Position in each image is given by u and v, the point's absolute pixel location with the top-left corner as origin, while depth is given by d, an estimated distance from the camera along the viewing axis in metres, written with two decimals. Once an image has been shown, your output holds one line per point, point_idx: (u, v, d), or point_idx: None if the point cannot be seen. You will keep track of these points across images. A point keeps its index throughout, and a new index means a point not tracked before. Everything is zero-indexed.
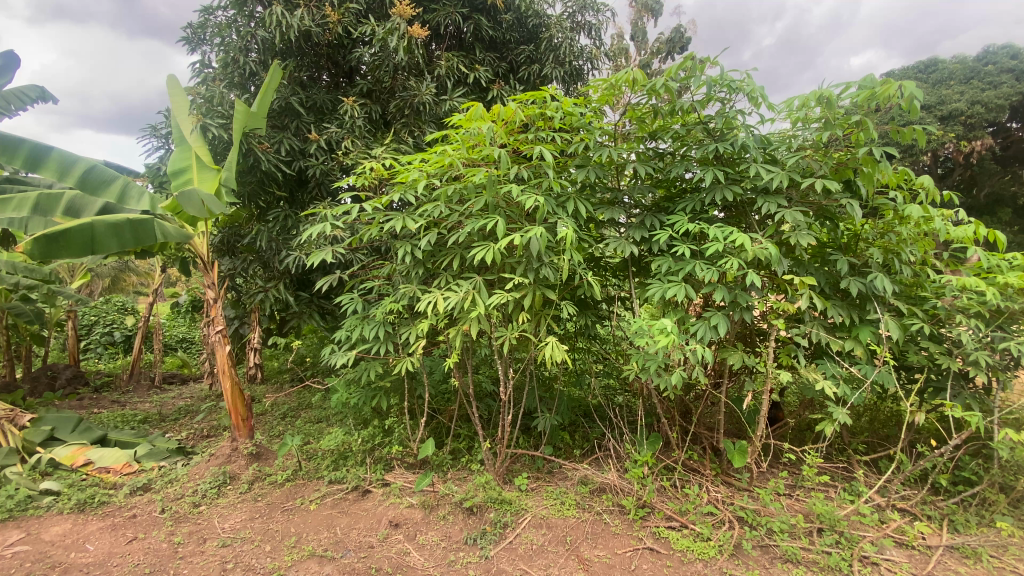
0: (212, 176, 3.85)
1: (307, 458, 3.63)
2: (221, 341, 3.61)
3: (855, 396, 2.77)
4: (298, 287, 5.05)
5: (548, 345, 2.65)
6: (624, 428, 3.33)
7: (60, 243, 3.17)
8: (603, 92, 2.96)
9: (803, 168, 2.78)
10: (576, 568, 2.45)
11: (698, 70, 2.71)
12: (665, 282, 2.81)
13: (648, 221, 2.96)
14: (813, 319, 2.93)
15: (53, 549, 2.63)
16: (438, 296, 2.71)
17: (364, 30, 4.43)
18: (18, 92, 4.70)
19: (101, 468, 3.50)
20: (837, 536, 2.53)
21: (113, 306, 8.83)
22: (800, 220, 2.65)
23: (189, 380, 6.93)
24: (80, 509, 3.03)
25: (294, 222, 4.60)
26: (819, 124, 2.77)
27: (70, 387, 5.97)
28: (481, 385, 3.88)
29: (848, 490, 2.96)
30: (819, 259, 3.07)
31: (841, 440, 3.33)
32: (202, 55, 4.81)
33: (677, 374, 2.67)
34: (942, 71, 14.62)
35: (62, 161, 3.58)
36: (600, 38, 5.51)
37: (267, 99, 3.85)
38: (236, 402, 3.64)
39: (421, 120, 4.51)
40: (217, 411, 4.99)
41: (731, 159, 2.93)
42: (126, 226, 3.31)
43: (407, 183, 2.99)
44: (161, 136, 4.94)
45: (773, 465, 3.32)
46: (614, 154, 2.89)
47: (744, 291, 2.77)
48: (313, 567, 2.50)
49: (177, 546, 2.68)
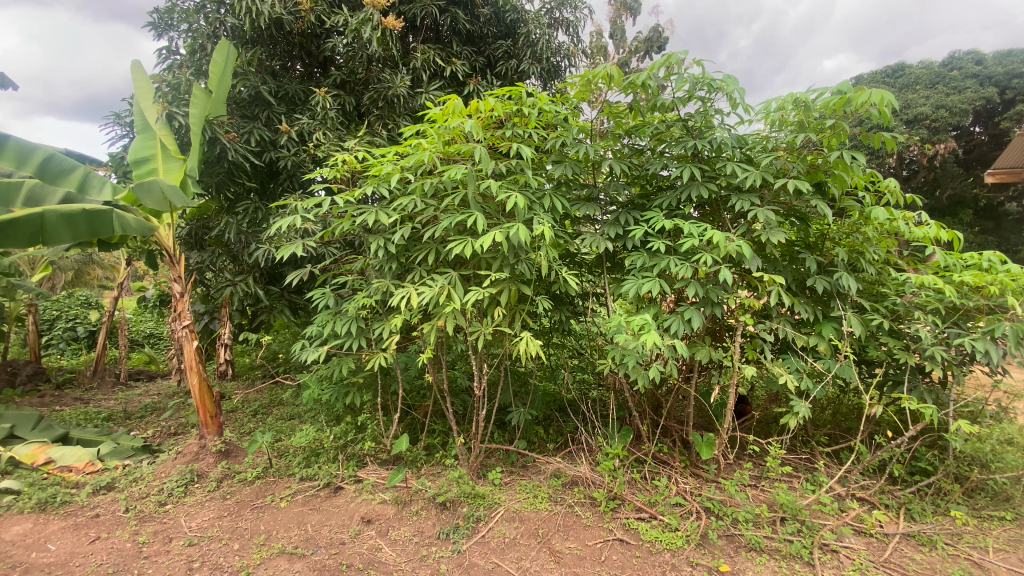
0: (178, 167, 3.73)
1: (278, 455, 3.57)
2: (188, 336, 3.52)
3: (817, 389, 2.88)
4: (270, 281, 4.95)
5: (522, 340, 2.66)
6: (597, 422, 3.37)
7: (8, 233, 3.08)
8: (580, 88, 2.97)
9: (777, 168, 2.84)
10: (548, 561, 2.48)
11: (679, 67, 2.74)
12: (639, 278, 2.82)
13: (622, 218, 2.99)
14: (780, 315, 3.01)
15: (12, 548, 2.54)
16: (412, 291, 2.68)
17: (337, 20, 4.34)
18: None
19: (62, 467, 3.39)
20: (799, 525, 2.61)
21: (75, 301, 8.54)
22: (771, 219, 2.71)
23: (156, 376, 6.77)
24: (41, 508, 2.93)
25: (264, 215, 4.54)
26: (793, 126, 2.85)
27: (30, 384, 5.77)
28: (455, 381, 3.87)
29: (810, 481, 3.07)
30: (788, 257, 3.14)
31: (806, 432, 3.44)
32: (169, 40, 4.68)
33: (652, 370, 2.69)
34: (908, 76, 15.14)
35: (20, 150, 3.46)
36: (578, 35, 5.52)
37: (225, 81, 3.80)
38: (204, 399, 3.54)
39: (396, 113, 4.47)
40: (185, 408, 4.87)
41: (707, 157, 2.96)
42: (81, 216, 3.21)
43: (381, 177, 2.95)
44: (126, 124, 4.79)
45: (740, 456, 3.41)
46: (591, 150, 2.89)
47: (717, 286, 2.82)
48: (282, 565, 2.47)
49: (141, 546, 2.62)
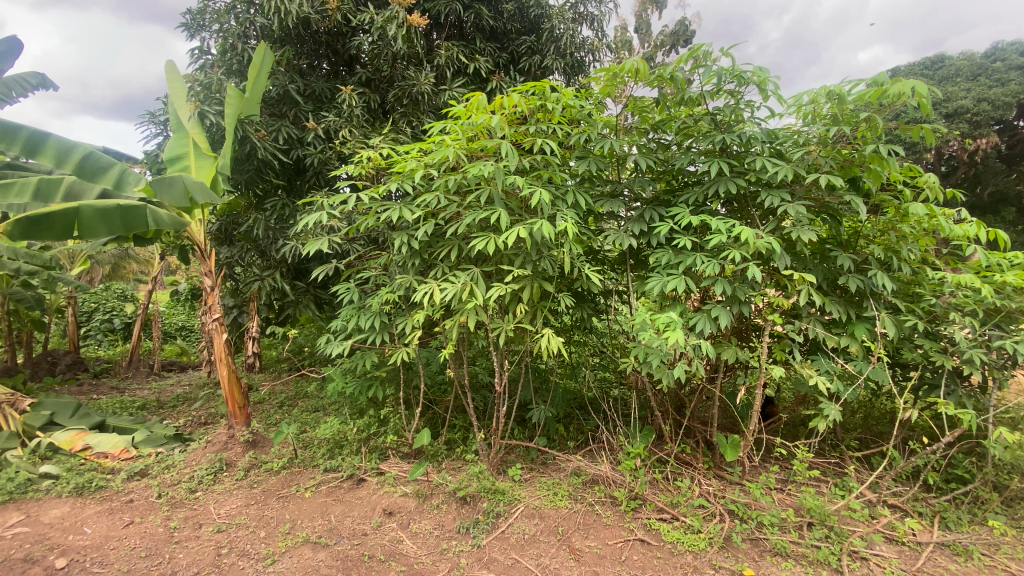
0: (209, 164, 3.83)
1: (303, 446, 3.65)
2: (218, 329, 3.62)
3: (848, 391, 2.80)
4: (296, 276, 5.05)
5: (544, 337, 2.65)
6: (618, 421, 3.34)
7: (43, 226, 3.23)
8: (605, 83, 2.94)
9: (809, 163, 2.77)
10: (568, 558, 2.47)
11: (708, 59, 2.69)
12: (664, 275, 2.77)
13: (647, 215, 2.93)
14: (810, 315, 2.92)
15: (51, 530, 2.66)
16: (435, 287, 2.71)
17: (363, 18, 4.38)
18: (18, 80, 4.53)
19: (99, 453, 3.53)
20: (827, 530, 2.54)
21: (112, 293, 8.87)
22: (803, 215, 2.64)
23: (188, 368, 7.00)
24: (78, 492, 3.06)
25: (291, 212, 4.62)
26: (827, 121, 2.77)
27: (70, 373, 6.02)
28: (477, 376, 3.88)
29: (839, 486, 2.99)
30: (819, 255, 3.06)
31: (834, 436, 3.36)
32: (201, 41, 4.80)
33: (677, 368, 2.65)
34: (948, 68, 14.53)
35: (60, 147, 3.54)
36: (602, 30, 5.46)
37: (259, 82, 3.87)
38: (233, 390, 3.64)
39: (419, 111, 4.50)
40: (215, 399, 5.02)
41: (736, 152, 2.89)
42: (116, 212, 3.33)
43: (405, 173, 2.97)
44: (160, 123, 4.94)
45: (765, 459, 3.34)
46: (616, 146, 2.85)
47: (744, 284, 2.75)
48: (307, 553, 2.52)
49: (173, 531, 2.71)
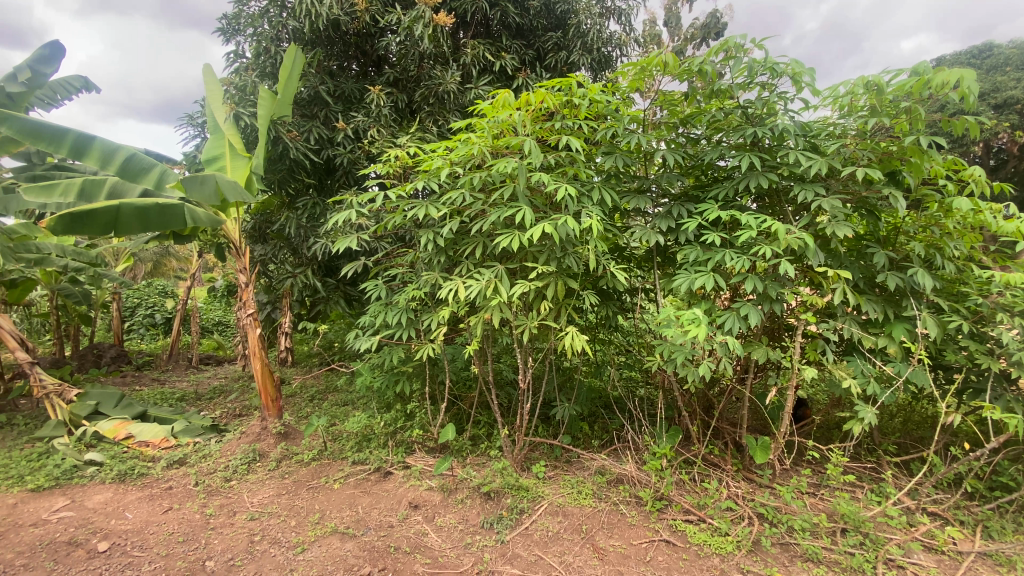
0: (243, 164, 3.96)
1: (333, 439, 3.74)
2: (252, 324, 3.74)
3: (886, 394, 2.69)
4: (326, 273, 5.17)
5: (569, 335, 2.65)
6: (644, 421, 3.30)
7: (85, 221, 3.37)
8: (633, 77, 2.90)
9: (845, 157, 2.68)
10: (592, 557, 2.46)
11: (740, 51, 2.63)
12: (692, 272, 2.71)
13: (676, 211, 2.88)
14: (846, 314, 2.82)
15: (95, 515, 2.80)
16: (460, 284, 2.73)
17: (391, 19, 4.44)
18: (63, 84, 4.74)
19: (141, 442, 3.69)
20: (862, 537, 2.46)
21: (153, 289, 9.26)
22: (838, 210, 2.55)
23: (223, 361, 7.26)
24: (121, 479, 3.22)
25: (322, 210, 4.73)
26: (865, 112, 2.66)
27: (114, 365, 6.32)
28: (501, 373, 3.90)
29: (875, 491, 2.89)
30: (855, 253, 2.95)
31: (871, 441, 3.25)
32: (236, 45, 4.96)
33: (704, 367, 2.60)
34: (998, 56, 13.76)
35: (104, 150, 3.68)
36: (630, 24, 5.39)
37: (291, 83, 3.97)
38: (266, 383, 3.76)
39: (446, 109, 4.53)
40: (249, 392, 5.19)
41: (768, 146, 2.81)
42: (154, 210, 3.49)
43: (431, 171, 3.01)
44: (198, 125, 5.13)
45: (797, 462, 3.25)
46: (643, 141, 2.80)
47: (776, 282, 2.67)
48: (335, 543, 2.59)
49: (209, 518, 2.82)
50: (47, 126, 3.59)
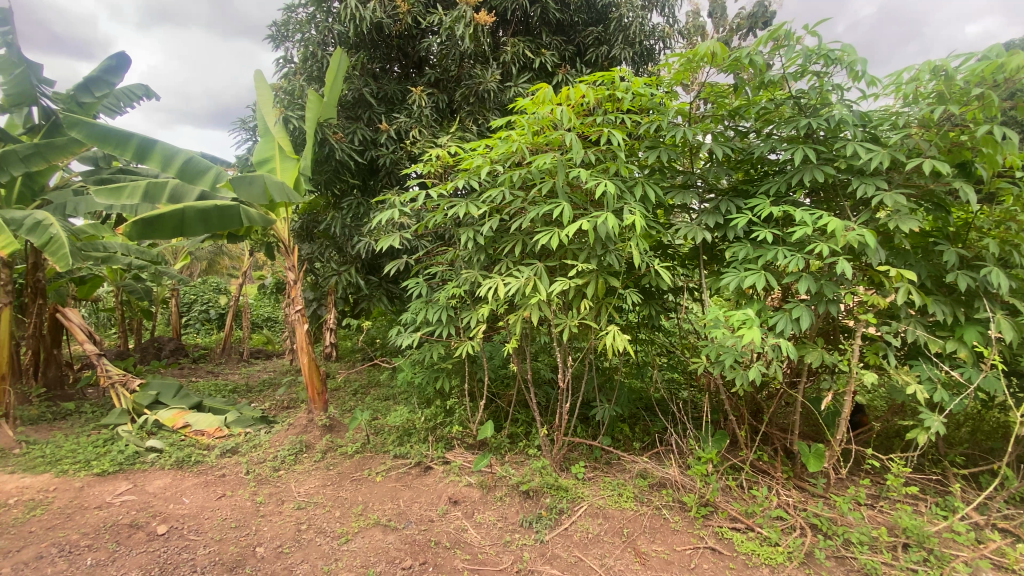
0: (292, 166, 4.11)
1: (375, 432, 3.83)
2: (300, 319, 3.87)
3: (955, 402, 2.51)
4: (369, 271, 5.29)
5: (610, 334, 2.60)
6: (688, 424, 3.20)
7: (156, 226, 3.62)
8: (678, 69, 2.81)
9: (908, 148, 2.51)
10: (633, 561, 2.41)
11: (791, 39, 2.51)
12: (741, 270, 2.61)
13: (723, 206, 2.77)
14: (909, 316, 2.65)
15: (155, 499, 2.98)
16: (499, 281, 2.73)
17: (433, 20, 4.49)
18: (126, 92, 5.01)
19: (197, 431, 3.90)
20: (925, 553, 2.30)
21: (208, 286, 9.76)
22: (902, 204, 2.39)
23: (272, 355, 7.58)
24: (179, 465, 3.41)
25: (366, 210, 4.84)
26: (931, 99, 2.48)
27: (173, 357, 6.71)
28: (539, 372, 3.88)
29: (940, 505, 2.70)
30: (920, 250, 2.76)
31: (935, 451, 3.04)
32: (285, 51, 5.14)
33: (754, 370, 2.49)
34: None
35: (165, 153, 3.91)
36: (673, 15, 5.25)
37: (336, 86, 4.09)
38: (313, 376, 3.89)
39: (486, 108, 4.55)
40: (296, 385, 5.38)
41: (824, 138, 2.67)
42: (214, 211, 3.69)
43: (472, 170, 3.02)
44: (249, 129, 5.36)
45: (854, 472, 3.08)
46: (688, 135, 2.71)
47: (832, 281, 2.53)
48: (377, 535, 2.64)
49: (259, 505, 2.94)
50: (114, 130, 3.82)
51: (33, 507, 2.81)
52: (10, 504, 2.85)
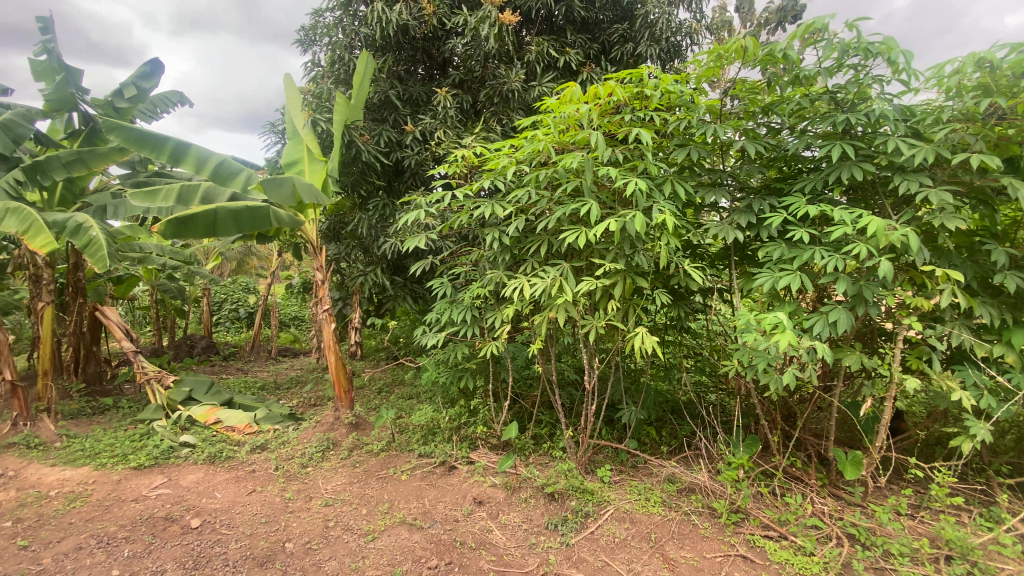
0: (320, 168, 4.17)
1: (400, 431, 3.86)
2: (327, 319, 3.93)
3: (1003, 409, 2.39)
4: (394, 271, 5.34)
5: (638, 336, 2.55)
6: (718, 428, 3.14)
7: (189, 226, 3.68)
8: (708, 65, 2.75)
9: (953, 143, 2.40)
10: (661, 567, 2.37)
11: (827, 32, 2.43)
12: (775, 271, 2.54)
13: (756, 205, 2.69)
14: (954, 319, 2.53)
15: (189, 493, 3.06)
16: (525, 282, 2.71)
17: (458, 21, 4.50)
18: (161, 98, 5.20)
19: (227, 427, 4.00)
20: (970, 566, 2.20)
21: (238, 285, 10.00)
22: (947, 202, 2.29)
23: (299, 353, 7.73)
24: (211, 460, 3.50)
25: (391, 211, 4.89)
26: (977, 92, 2.37)
27: (205, 355, 6.90)
28: (564, 373, 3.85)
29: (985, 516, 2.58)
30: (965, 250, 2.64)
31: (980, 460, 2.91)
32: (313, 55, 5.24)
33: (788, 374, 2.41)
34: None
35: (199, 156, 4.02)
36: (700, 11, 5.15)
37: (363, 88, 4.13)
38: (340, 375, 3.95)
39: (510, 108, 4.54)
40: (322, 383, 5.47)
41: (862, 134, 2.57)
42: (246, 212, 3.77)
43: (497, 170, 3.01)
44: (278, 132, 5.46)
45: (892, 480, 2.97)
46: (719, 133, 2.64)
47: (872, 282, 2.43)
48: (403, 534, 2.66)
49: (288, 501, 3.00)
50: (150, 135, 3.94)
51: (73, 499, 2.92)
52: (51, 496, 2.96)
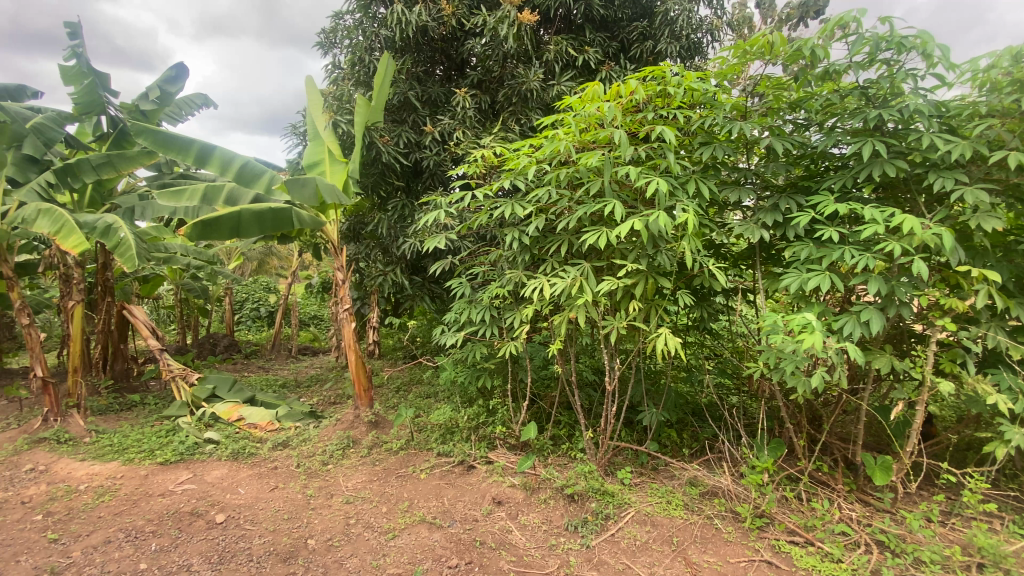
0: (341, 169, 4.22)
1: (418, 429, 3.88)
2: (348, 319, 3.97)
3: None
4: (413, 271, 5.38)
5: (660, 337, 2.52)
6: (741, 431, 3.09)
7: (214, 227, 3.76)
8: (733, 61, 2.70)
9: (990, 140, 2.32)
10: (683, 571, 2.34)
11: (858, 26, 2.37)
12: (802, 271, 2.48)
13: (782, 204, 2.64)
14: (990, 321, 2.45)
15: (213, 489, 3.12)
16: (545, 282, 2.70)
17: (476, 22, 4.50)
18: (186, 101, 5.32)
19: (250, 424, 4.07)
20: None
21: (259, 284, 10.17)
22: (985, 200, 2.21)
23: (318, 352, 7.83)
24: (234, 457, 3.56)
25: (410, 212, 4.92)
26: (1015, 87, 2.29)
27: (227, 353, 7.03)
28: (583, 374, 3.83)
29: (1021, 524, 2.49)
30: (1001, 249, 2.55)
31: (1015, 466, 2.81)
32: (333, 57, 5.30)
33: (816, 377, 2.35)
34: None
35: (224, 158, 4.10)
36: (721, 7, 5.07)
37: (384, 89, 4.16)
38: (359, 373, 3.98)
39: (528, 108, 4.53)
40: (342, 381, 5.53)
41: (894, 131, 2.50)
42: (269, 214, 3.83)
43: (517, 170, 3.00)
44: (299, 133, 5.54)
45: (923, 486, 2.89)
46: (745, 130, 2.59)
47: (904, 283, 2.36)
48: (423, 532, 2.67)
49: (309, 498, 3.03)
50: (177, 137, 4.02)
51: (102, 493, 2.99)
52: (82, 490, 3.05)
